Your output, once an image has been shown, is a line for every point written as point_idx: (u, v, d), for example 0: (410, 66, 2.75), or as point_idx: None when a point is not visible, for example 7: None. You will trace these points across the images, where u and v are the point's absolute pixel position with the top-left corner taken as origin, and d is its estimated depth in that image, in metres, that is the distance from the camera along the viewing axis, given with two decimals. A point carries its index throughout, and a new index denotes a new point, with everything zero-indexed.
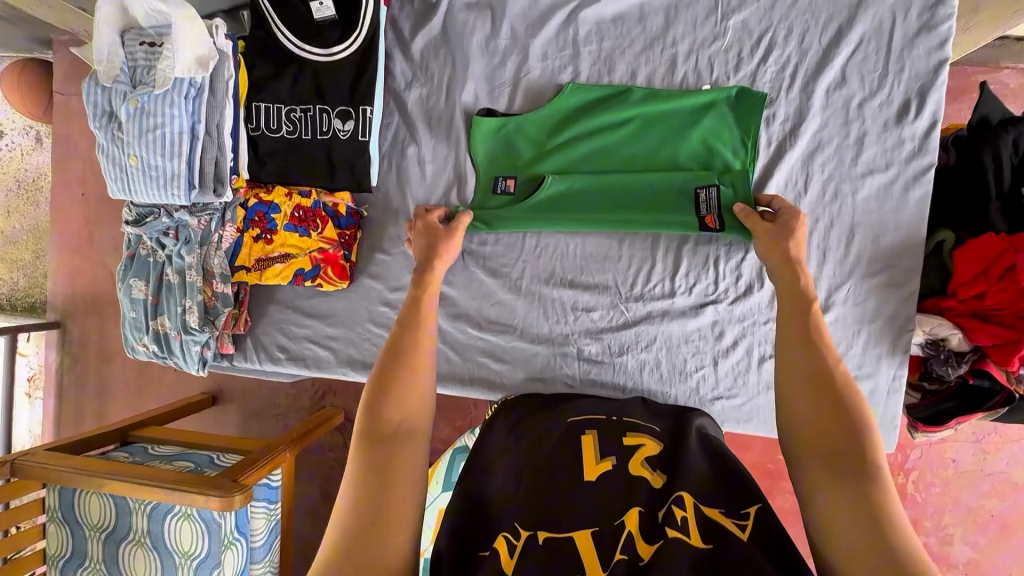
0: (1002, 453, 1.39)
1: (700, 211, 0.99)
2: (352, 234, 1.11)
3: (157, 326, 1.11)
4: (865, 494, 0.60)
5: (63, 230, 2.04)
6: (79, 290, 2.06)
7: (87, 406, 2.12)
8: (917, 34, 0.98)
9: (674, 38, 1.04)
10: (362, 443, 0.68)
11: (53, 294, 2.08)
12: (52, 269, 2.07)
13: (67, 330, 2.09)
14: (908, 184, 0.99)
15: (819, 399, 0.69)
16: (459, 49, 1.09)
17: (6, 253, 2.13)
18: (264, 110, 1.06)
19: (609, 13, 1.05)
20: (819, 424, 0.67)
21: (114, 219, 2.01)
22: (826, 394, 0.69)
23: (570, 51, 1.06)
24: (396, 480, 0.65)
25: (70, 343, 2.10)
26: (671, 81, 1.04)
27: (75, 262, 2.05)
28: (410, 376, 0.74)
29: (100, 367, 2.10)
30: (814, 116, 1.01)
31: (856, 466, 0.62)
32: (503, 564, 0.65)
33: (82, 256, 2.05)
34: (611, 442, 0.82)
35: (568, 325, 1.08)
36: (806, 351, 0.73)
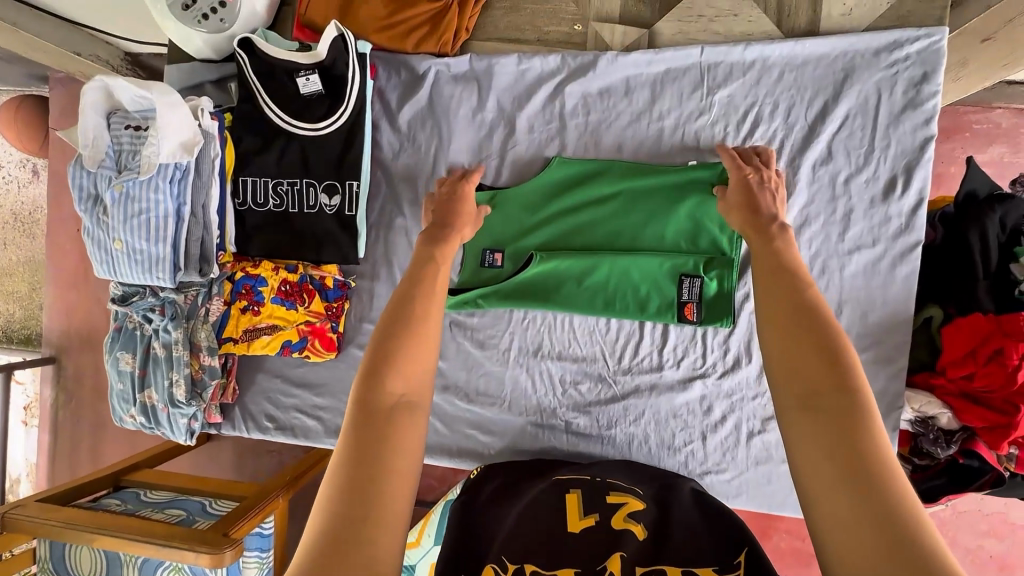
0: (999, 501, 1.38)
1: (682, 297, 1.01)
2: (340, 306, 1.10)
3: (145, 398, 1.11)
4: (866, 472, 0.47)
5: (59, 267, 2.04)
6: (74, 323, 2.06)
7: (81, 442, 2.12)
8: (903, 111, 0.98)
9: (660, 112, 1.04)
10: (357, 421, 0.55)
11: (49, 329, 2.08)
12: (48, 305, 2.07)
13: (62, 365, 2.09)
14: (895, 261, 0.99)
15: (803, 354, 0.57)
16: (445, 121, 1.09)
17: (3, 285, 2.13)
18: (251, 184, 1.06)
19: (595, 87, 1.05)
20: (803, 385, 0.55)
21: None
22: (813, 347, 0.56)
23: (557, 124, 1.07)
24: (396, 466, 0.53)
25: (65, 378, 2.10)
26: (657, 155, 1.04)
27: (71, 298, 2.05)
28: (412, 344, 0.62)
29: (95, 403, 2.10)
30: (800, 191, 1.01)
31: (850, 434, 0.50)
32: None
33: (77, 293, 2.05)
34: (595, 499, 0.83)
35: (555, 397, 1.08)
36: (785, 301, 0.61)
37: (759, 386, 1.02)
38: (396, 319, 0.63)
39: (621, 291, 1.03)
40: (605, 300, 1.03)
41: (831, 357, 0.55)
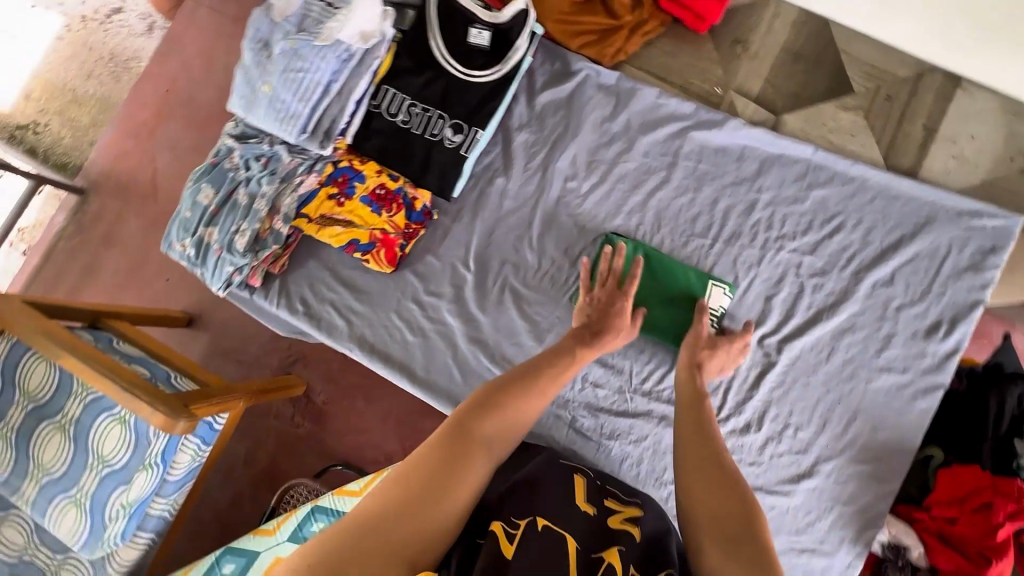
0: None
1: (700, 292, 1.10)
2: (416, 229, 1.16)
3: (204, 234, 1.15)
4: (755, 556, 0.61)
5: (133, 112, 2.12)
6: (118, 168, 2.11)
7: (67, 276, 2.11)
8: (965, 270, 1.09)
9: (760, 185, 1.15)
10: (440, 437, 0.70)
11: (94, 164, 2.12)
12: (103, 143, 2.14)
13: (88, 201, 2.13)
14: (917, 393, 1.06)
15: (715, 482, 0.69)
16: (576, 117, 1.20)
17: (67, 106, 2.17)
18: (390, 94, 1.15)
19: (714, 142, 1.17)
20: (707, 501, 0.68)
21: (182, 119, 2.09)
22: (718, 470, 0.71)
23: (670, 159, 1.17)
24: (450, 481, 0.66)
25: (85, 213, 2.13)
26: (743, 221, 1.14)
27: (129, 143, 2.10)
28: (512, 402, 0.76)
29: (100, 248, 2.10)
30: (855, 300, 1.10)
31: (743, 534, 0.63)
32: (502, 548, 0.67)
33: (136, 141, 2.11)
34: (595, 496, 0.88)
35: (570, 390, 1.12)
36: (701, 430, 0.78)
37: (759, 456, 1.08)
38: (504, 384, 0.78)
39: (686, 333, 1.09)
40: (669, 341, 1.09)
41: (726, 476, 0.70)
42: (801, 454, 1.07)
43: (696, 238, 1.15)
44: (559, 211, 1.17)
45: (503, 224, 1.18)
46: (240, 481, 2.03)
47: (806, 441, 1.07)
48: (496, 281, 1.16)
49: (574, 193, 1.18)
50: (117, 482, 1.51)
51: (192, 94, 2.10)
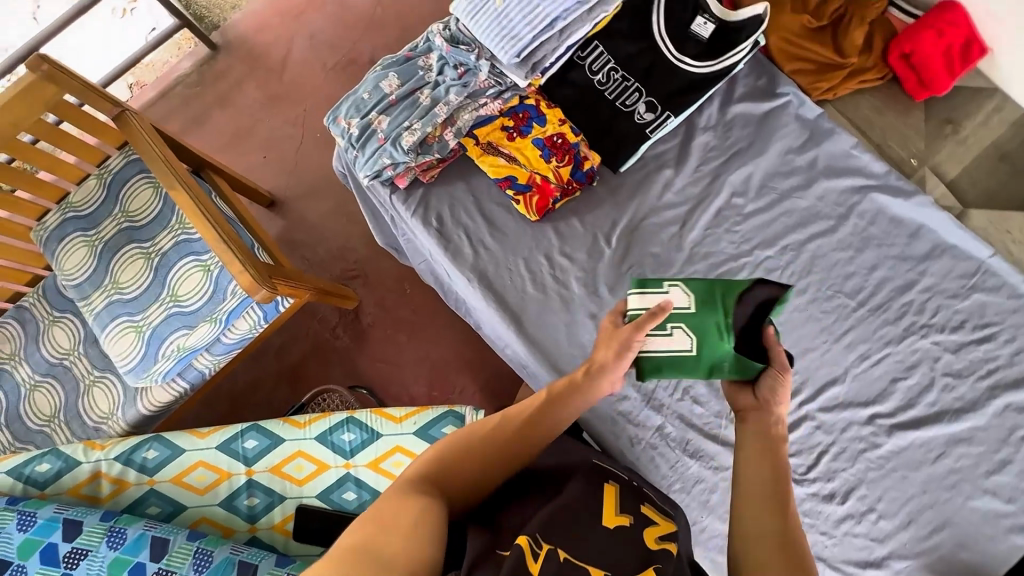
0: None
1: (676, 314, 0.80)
2: (575, 187, 1.13)
3: (374, 120, 1.14)
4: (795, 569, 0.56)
5: None
6: (255, 39, 2.19)
7: (175, 120, 2.16)
8: None
9: (924, 269, 1.11)
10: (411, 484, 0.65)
11: (233, 25, 2.20)
12: (251, 10, 2.22)
13: (217, 59, 2.19)
14: (1015, 528, 1.01)
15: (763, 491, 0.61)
16: (764, 139, 1.17)
17: None
18: (598, 52, 1.15)
19: (892, 211, 1.13)
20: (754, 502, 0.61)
21: (330, 14, 2.18)
22: (781, 548, 0.57)
23: (843, 211, 1.14)
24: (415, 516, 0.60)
25: (211, 68, 2.18)
26: (895, 297, 1.11)
27: (275, 19, 2.19)
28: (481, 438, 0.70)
29: (212, 105, 2.16)
30: (982, 414, 1.06)
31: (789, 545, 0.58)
32: (527, 564, 0.60)
33: (282, 22, 2.19)
34: (631, 502, 0.75)
35: (668, 396, 1.10)
36: (762, 482, 0.61)
37: (833, 528, 1.05)
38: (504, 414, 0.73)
39: (669, 349, 0.80)
40: (705, 363, 0.78)
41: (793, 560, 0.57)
42: (876, 543, 1.04)
43: (841, 296, 1.12)
44: (715, 222, 1.15)
45: (656, 213, 1.16)
46: (267, 368, 2.02)
47: (885, 531, 1.04)
48: (631, 265, 1.14)
49: (735, 210, 1.15)
50: (183, 323, 1.54)
51: None
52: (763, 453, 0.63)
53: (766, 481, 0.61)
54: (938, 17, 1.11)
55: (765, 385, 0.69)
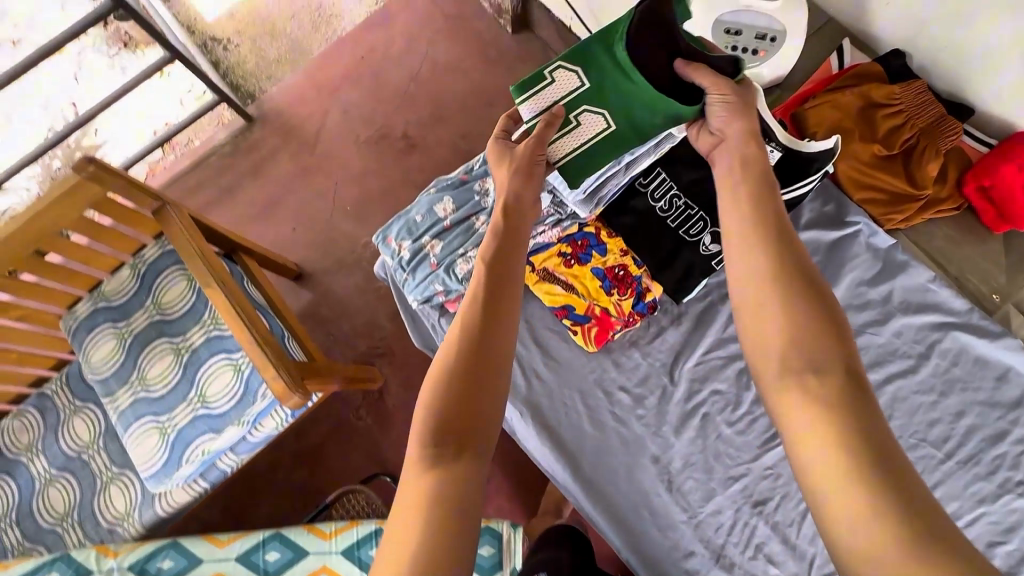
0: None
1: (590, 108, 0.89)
2: (634, 319, 1.09)
3: (426, 245, 1.11)
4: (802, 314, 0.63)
5: (324, 66, 2.14)
6: (291, 111, 2.11)
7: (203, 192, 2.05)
8: None
9: (1017, 417, 1.02)
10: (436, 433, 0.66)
11: (270, 97, 2.12)
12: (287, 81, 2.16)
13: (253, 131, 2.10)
14: None
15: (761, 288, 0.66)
16: (834, 270, 1.13)
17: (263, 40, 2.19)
18: (661, 179, 1.10)
19: (977, 352, 1.06)
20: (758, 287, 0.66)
21: (366, 88, 2.11)
22: (793, 311, 0.63)
23: (921, 351, 1.08)
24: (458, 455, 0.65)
25: (244, 139, 2.09)
26: (985, 447, 1.02)
27: (311, 92, 2.12)
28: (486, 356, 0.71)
29: (244, 177, 2.06)
30: None
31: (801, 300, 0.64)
32: None
33: (318, 94, 2.12)
34: None
35: (739, 553, 1.00)
36: (762, 266, 0.67)
37: None
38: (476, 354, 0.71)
39: (586, 141, 0.91)
40: (631, 125, 0.89)
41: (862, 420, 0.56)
42: None
43: (923, 442, 1.04)
44: None
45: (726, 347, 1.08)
46: (286, 449, 1.81)
47: None
48: (697, 403, 1.06)
49: None
50: (208, 426, 1.48)
51: (384, 68, 2.12)
52: (751, 244, 0.69)
53: (760, 268, 0.67)
54: (1021, 148, 1.03)
55: (726, 110, 0.80)
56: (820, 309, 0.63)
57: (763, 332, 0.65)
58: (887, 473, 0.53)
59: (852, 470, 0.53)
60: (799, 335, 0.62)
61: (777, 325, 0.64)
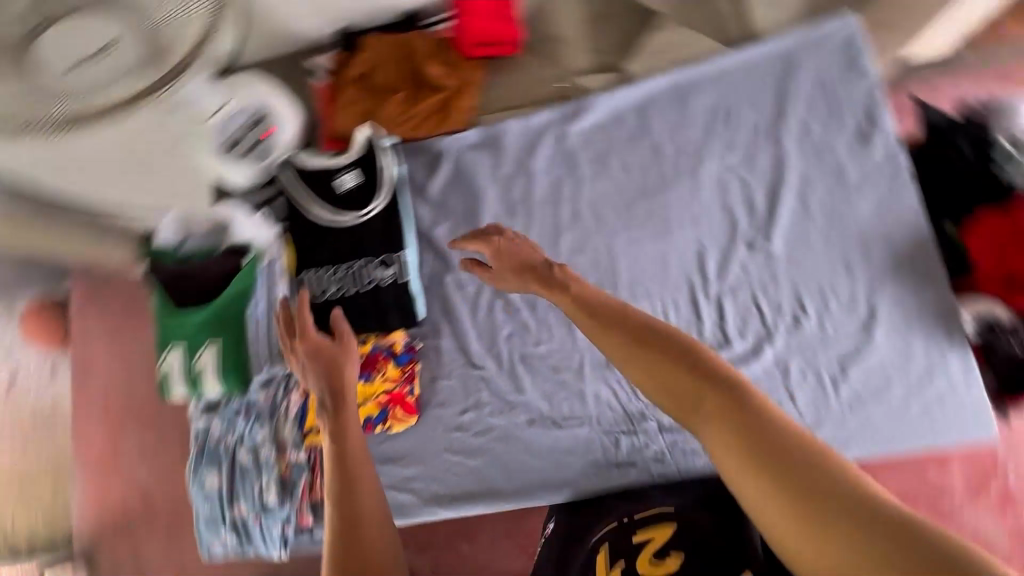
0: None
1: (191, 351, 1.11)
2: (412, 368, 1.15)
3: (234, 515, 1.09)
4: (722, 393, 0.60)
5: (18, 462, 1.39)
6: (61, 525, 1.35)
7: None
8: (850, 76, 1.18)
9: (651, 130, 1.22)
10: None
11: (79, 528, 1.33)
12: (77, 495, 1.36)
13: None
14: (898, 189, 1.12)
15: (664, 376, 0.64)
16: (472, 185, 1.24)
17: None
18: (313, 275, 1.17)
19: (590, 125, 1.23)
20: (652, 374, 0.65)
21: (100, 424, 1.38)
22: (706, 390, 0.61)
23: (566, 162, 1.22)
24: None
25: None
26: (659, 166, 1.20)
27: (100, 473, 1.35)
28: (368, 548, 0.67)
29: None
30: (793, 160, 1.16)
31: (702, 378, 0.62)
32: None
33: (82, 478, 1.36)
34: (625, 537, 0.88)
35: (637, 400, 1.10)
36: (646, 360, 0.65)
37: (823, 334, 1.08)
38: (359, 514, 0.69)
39: (213, 362, 1.10)
40: (220, 319, 1.11)
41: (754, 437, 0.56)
42: (853, 304, 1.09)
43: (634, 203, 1.19)
44: None
45: (488, 302, 1.18)
46: None
47: (849, 293, 1.09)
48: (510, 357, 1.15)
49: None
50: None
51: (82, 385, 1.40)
52: (637, 352, 0.66)
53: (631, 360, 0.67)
54: (461, 5, 1.23)
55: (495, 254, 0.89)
56: (696, 371, 0.62)
57: (698, 407, 0.61)
58: (778, 467, 0.53)
59: (754, 479, 0.55)
60: (678, 376, 0.63)
61: (710, 406, 0.60)
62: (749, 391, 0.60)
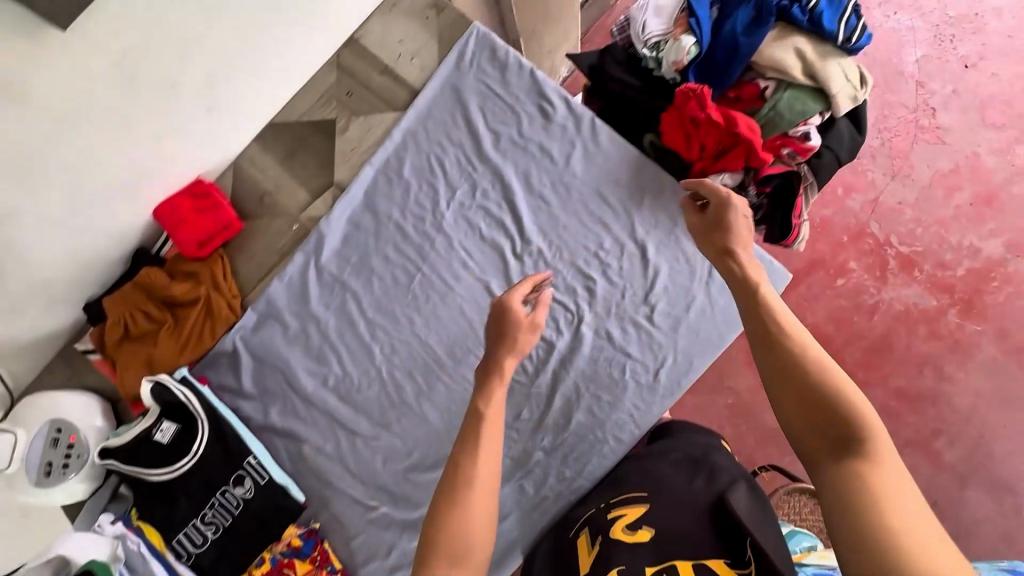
0: (886, 193, 1.86)
1: None
2: (321, 550, 1.18)
3: None
4: (816, 395, 0.69)
5: None
6: None
7: None
8: (504, 72, 1.27)
9: (385, 215, 1.27)
10: None
11: None
12: None
13: None
14: (594, 136, 1.21)
15: (784, 367, 0.71)
16: (275, 358, 1.26)
17: None
18: (185, 534, 1.17)
19: (337, 244, 1.28)
20: (785, 365, 0.72)
21: None
22: (815, 388, 0.69)
23: (338, 288, 1.27)
24: None
25: None
26: (410, 240, 1.25)
27: None
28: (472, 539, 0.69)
29: None
30: (505, 165, 1.24)
31: (801, 383, 0.70)
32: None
33: None
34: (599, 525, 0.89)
35: (516, 441, 1.13)
36: (783, 353, 0.73)
37: (617, 286, 1.15)
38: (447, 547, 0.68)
39: None
40: None
41: (845, 429, 0.65)
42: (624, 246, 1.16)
43: (410, 284, 1.24)
44: (350, 401, 1.22)
45: (351, 446, 1.20)
46: None
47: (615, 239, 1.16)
48: (396, 478, 1.18)
49: (338, 382, 1.23)
50: None
51: None
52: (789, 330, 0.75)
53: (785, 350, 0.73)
54: (168, 219, 1.26)
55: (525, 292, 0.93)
56: (824, 377, 0.69)
57: (792, 400, 0.70)
58: (859, 474, 0.61)
59: (836, 481, 0.63)
60: (783, 385, 0.71)
61: (797, 402, 0.70)
62: (863, 420, 0.65)
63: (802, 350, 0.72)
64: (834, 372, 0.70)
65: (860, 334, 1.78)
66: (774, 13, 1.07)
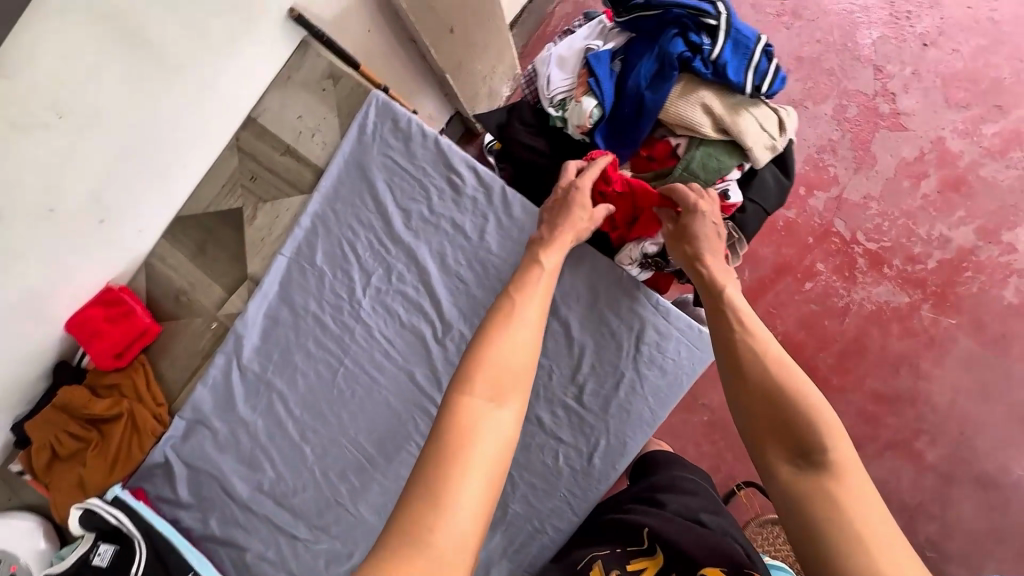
0: (850, 189, 1.65)
1: None
2: None
3: None
4: (784, 399, 0.75)
5: None
6: None
7: None
8: (409, 144, 1.21)
9: (303, 308, 1.22)
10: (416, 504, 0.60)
11: None
12: None
13: None
14: (508, 210, 1.17)
15: (756, 372, 0.79)
16: (206, 466, 1.22)
17: None
18: None
19: (256, 341, 1.23)
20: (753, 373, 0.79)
21: None
22: (784, 395, 0.75)
23: (263, 389, 1.22)
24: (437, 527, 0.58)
25: None
26: (331, 333, 1.22)
27: None
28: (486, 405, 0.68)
29: None
30: (420, 246, 1.20)
31: (770, 392, 0.77)
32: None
33: None
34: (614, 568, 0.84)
35: None
36: (753, 363, 0.80)
37: (543, 366, 1.09)
38: (497, 384, 0.70)
39: None
40: None
41: (804, 431, 0.71)
42: (548, 323, 1.10)
43: (336, 379, 1.21)
44: (289, 504, 1.20)
45: (293, 549, 1.19)
46: None
47: None
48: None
49: (275, 486, 1.21)
50: None
51: None
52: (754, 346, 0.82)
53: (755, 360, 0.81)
54: (82, 331, 1.14)
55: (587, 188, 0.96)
56: (794, 384, 0.76)
57: (759, 407, 0.77)
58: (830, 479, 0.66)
59: (808, 481, 0.68)
60: (755, 392, 0.78)
61: (766, 405, 0.76)
62: (829, 425, 0.71)
63: (770, 361, 0.80)
64: (795, 378, 0.76)
65: (828, 340, 1.60)
66: (677, 66, 0.99)
